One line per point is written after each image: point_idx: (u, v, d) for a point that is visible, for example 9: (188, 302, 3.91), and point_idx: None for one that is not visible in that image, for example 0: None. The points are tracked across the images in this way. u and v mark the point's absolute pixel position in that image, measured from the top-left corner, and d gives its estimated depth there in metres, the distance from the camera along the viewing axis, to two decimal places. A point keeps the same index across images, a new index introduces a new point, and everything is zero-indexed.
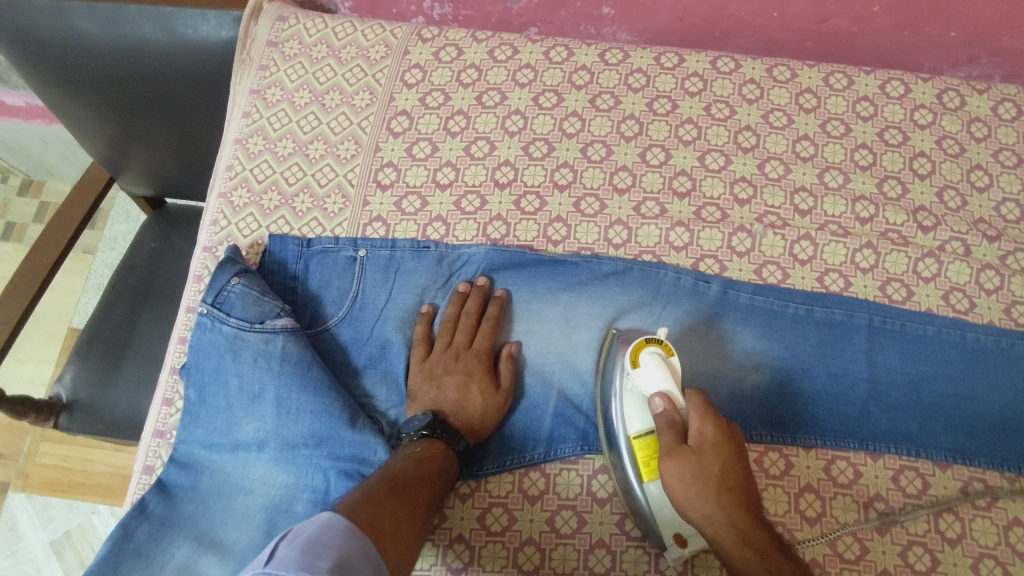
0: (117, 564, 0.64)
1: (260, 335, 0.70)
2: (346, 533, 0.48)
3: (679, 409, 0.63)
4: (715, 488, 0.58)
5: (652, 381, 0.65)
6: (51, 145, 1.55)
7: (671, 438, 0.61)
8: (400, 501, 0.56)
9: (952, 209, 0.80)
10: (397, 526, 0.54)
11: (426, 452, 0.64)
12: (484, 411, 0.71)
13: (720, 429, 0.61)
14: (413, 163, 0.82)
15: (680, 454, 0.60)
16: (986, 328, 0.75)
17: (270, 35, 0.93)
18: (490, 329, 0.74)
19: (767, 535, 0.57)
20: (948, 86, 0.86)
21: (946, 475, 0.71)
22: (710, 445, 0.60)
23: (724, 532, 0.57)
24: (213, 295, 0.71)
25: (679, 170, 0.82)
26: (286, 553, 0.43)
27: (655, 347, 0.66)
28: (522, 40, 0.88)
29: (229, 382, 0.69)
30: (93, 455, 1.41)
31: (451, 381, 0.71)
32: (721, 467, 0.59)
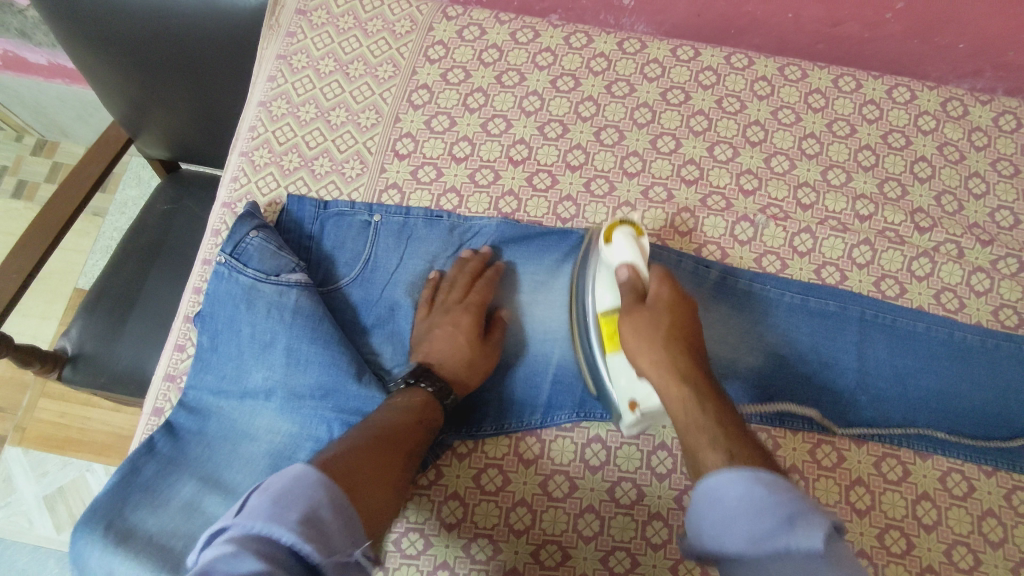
0: (125, 497, 0.65)
1: (275, 288, 0.72)
2: (321, 484, 0.48)
3: (641, 277, 0.67)
4: (663, 338, 0.61)
5: (619, 254, 0.68)
6: (69, 105, 1.57)
7: (632, 297, 0.65)
8: (381, 447, 0.58)
9: (949, 213, 0.83)
10: (376, 470, 0.55)
11: (407, 403, 0.66)
12: (471, 360, 0.73)
13: (675, 292, 0.65)
14: (431, 135, 0.85)
15: (637, 309, 0.64)
16: (973, 328, 0.78)
17: (300, 4, 1.00)
18: (483, 286, 0.76)
19: (709, 387, 0.58)
20: (953, 95, 0.89)
21: (926, 463, 0.73)
22: (664, 302, 0.64)
23: (667, 375, 0.59)
24: (232, 245, 0.73)
25: (688, 159, 0.84)
26: (258, 503, 0.45)
27: (627, 226, 0.70)
28: (543, 25, 0.91)
29: (242, 332, 0.72)
30: (90, 412, 1.43)
31: (442, 333, 0.74)
32: (671, 319, 0.62)
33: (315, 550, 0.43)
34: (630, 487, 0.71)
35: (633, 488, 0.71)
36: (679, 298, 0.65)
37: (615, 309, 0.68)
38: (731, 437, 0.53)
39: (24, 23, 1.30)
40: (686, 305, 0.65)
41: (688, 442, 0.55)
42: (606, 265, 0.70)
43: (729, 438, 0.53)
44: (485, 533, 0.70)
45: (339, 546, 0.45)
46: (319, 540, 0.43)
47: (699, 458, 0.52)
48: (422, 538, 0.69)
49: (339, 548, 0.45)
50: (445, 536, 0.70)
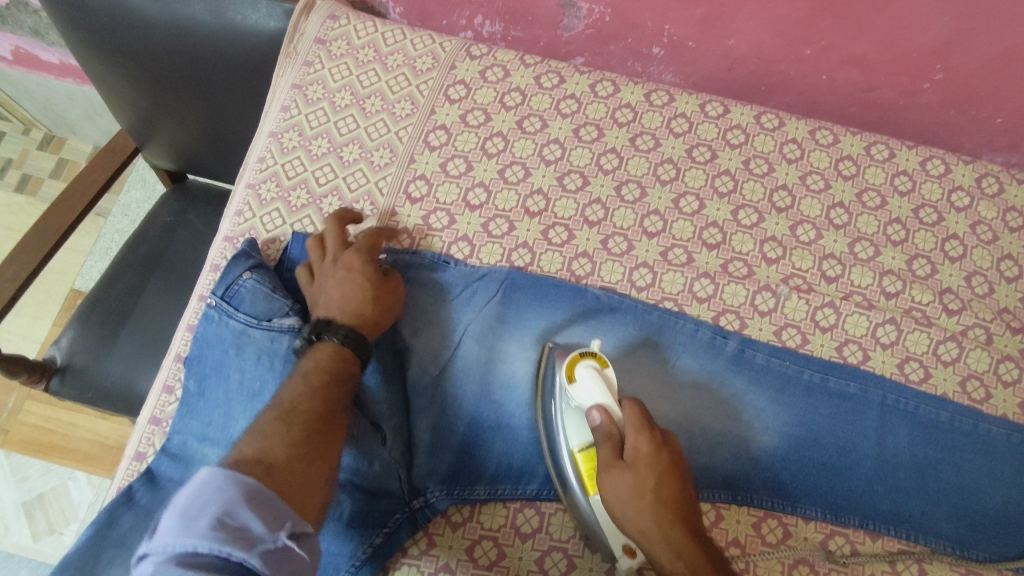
0: (96, 554, 0.61)
1: (266, 333, 0.70)
2: (229, 478, 0.44)
3: (614, 420, 0.63)
4: (649, 501, 0.57)
5: (588, 394, 0.64)
6: (78, 104, 1.54)
7: (609, 451, 0.61)
8: (291, 431, 0.53)
9: (979, 295, 0.80)
10: (291, 463, 0.50)
11: (312, 364, 0.60)
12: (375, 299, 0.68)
13: (656, 444, 0.60)
14: (446, 179, 0.82)
15: (616, 471, 0.59)
16: (1000, 421, 0.73)
17: (319, 32, 0.92)
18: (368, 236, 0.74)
19: (701, 549, 0.57)
20: (989, 171, 0.85)
21: (943, 564, 0.69)
22: (645, 460, 0.59)
23: (659, 549, 0.57)
24: (223, 288, 0.71)
25: (711, 221, 0.81)
26: (164, 524, 0.42)
27: (589, 358, 0.67)
28: (569, 70, 0.89)
29: (230, 378, 0.69)
30: (77, 420, 1.40)
31: (333, 279, 0.69)
32: (655, 482, 0.58)
33: (236, 550, 0.41)
34: (630, 570, 0.67)
35: (634, 571, 0.67)
36: (661, 446, 0.60)
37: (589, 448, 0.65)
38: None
39: (39, 22, 1.28)
40: (669, 452, 0.61)
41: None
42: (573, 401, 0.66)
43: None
44: None
45: (264, 534, 0.43)
46: (238, 540, 0.41)
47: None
48: None
49: (264, 535, 0.42)
50: None
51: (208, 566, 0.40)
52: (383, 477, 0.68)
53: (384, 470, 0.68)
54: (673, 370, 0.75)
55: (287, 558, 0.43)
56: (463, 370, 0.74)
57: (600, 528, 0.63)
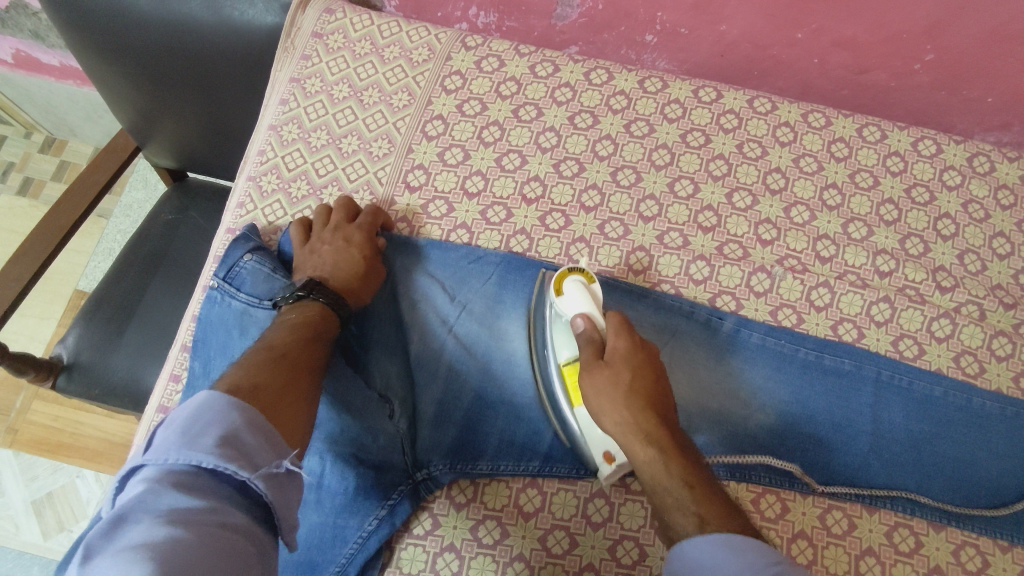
0: None
1: (267, 312, 0.71)
2: (231, 402, 0.46)
3: (597, 327, 0.66)
4: (624, 394, 0.60)
5: (572, 303, 0.67)
6: (78, 105, 1.56)
7: (590, 351, 0.64)
8: (281, 369, 0.55)
9: (971, 272, 0.81)
10: (279, 394, 0.52)
11: (299, 318, 0.64)
12: (365, 276, 0.72)
13: (633, 343, 0.64)
14: (444, 168, 0.83)
15: (596, 367, 0.63)
16: (992, 394, 0.75)
17: (316, 27, 0.93)
18: (371, 212, 0.77)
19: (673, 437, 0.59)
20: (980, 150, 0.87)
21: (940, 536, 0.70)
22: (622, 356, 0.62)
23: (630, 434, 0.59)
24: (225, 269, 0.72)
25: (706, 205, 0.82)
26: (166, 438, 0.43)
27: (576, 274, 0.69)
28: (564, 59, 0.90)
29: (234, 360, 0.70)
30: (84, 418, 1.41)
31: (330, 248, 0.72)
32: (630, 376, 0.61)
33: (241, 469, 0.43)
34: (632, 547, 0.68)
35: (635, 548, 0.68)
36: (638, 349, 0.64)
37: (574, 360, 0.68)
38: (698, 498, 0.54)
39: (38, 24, 1.29)
40: (647, 355, 0.64)
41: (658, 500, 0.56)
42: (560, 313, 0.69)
43: (699, 493, 0.55)
44: None
45: (264, 459, 0.45)
46: (241, 459, 0.43)
47: (671, 519, 0.55)
48: None
49: (264, 458, 0.45)
50: None
51: (210, 482, 0.42)
52: (387, 453, 0.69)
53: (388, 446, 0.70)
54: (669, 352, 0.76)
55: (283, 482, 0.46)
56: (460, 351, 0.75)
57: (585, 434, 0.67)
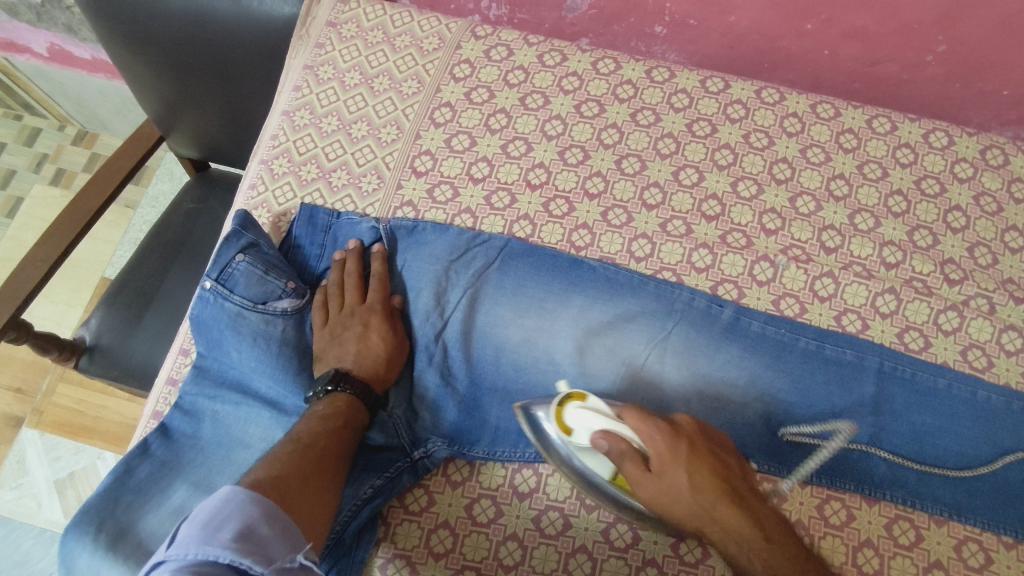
0: (116, 498, 0.65)
1: (261, 316, 0.71)
2: (248, 500, 0.47)
3: (630, 442, 0.60)
4: (690, 496, 0.57)
5: (586, 424, 0.62)
6: (108, 99, 1.61)
7: (633, 466, 0.59)
8: (305, 460, 0.57)
9: (982, 266, 0.79)
10: (303, 483, 0.54)
11: (328, 410, 0.65)
12: (387, 357, 0.71)
13: (676, 442, 0.59)
14: (450, 154, 0.84)
15: (659, 493, 0.58)
16: (999, 388, 0.73)
17: (330, 16, 0.96)
18: (381, 283, 0.75)
19: (759, 527, 0.55)
20: (994, 143, 0.85)
21: (941, 530, 0.69)
22: (675, 470, 0.58)
23: (732, 552, 0.56)
24: (218, 270, 0.72)
25: (710, 193, 0.82)
26: (183, 533, 0.43)
27: (569, 403, 0.64)
28: (572, 49, 0.91)
29: (230, 354, 0.71)
30: (106, 401, 1.45)
31: (349, 334, 0.71)
32: (693, 487, 0.57)
33: (257, 562, 0.43)
34: (625, 530, 0.68)
35: (629, 531, 0.68)
36: (678, 440, 0.59)
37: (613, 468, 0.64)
38: None
39: (71, 18, 1.33)
40: (685, 436, 0.59)
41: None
42: (576, 446, 0.64)
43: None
44: (473, 566, 0.67)
45: (279, 552, 0.45)
46: (258, 552, 0.43)
47: None
48: (408, 566, 0.67)
49: (279, 553, 0.45)
50: (432, 565, 0.67)
51: None
52: (384, 438, 0.72)
53: (383, 433, 0.72)
54: (668, 337, 0.76)
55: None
56: (458, 336, 0.75)
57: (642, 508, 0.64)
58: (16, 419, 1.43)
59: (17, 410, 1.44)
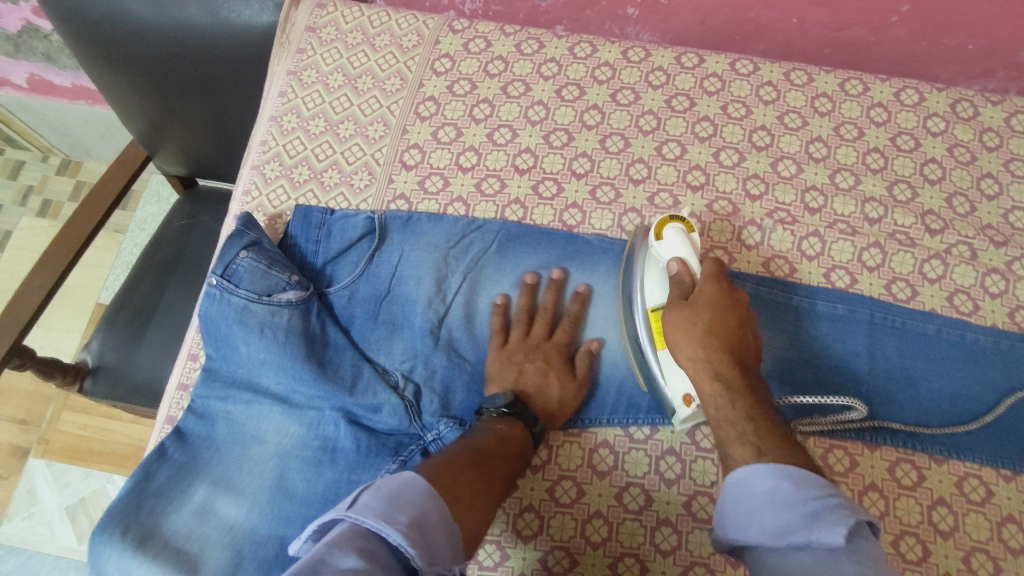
0: (139, 503, 0.67)
1: (267, 308, 0.71)
2: (428, 491, 0.49)
3: (691, 273, 0.67)
4: (702, 334, 0.62)
5: (671, 249, 0.68)
6: (91, 125, 1.61)
7: (675, 297, 0.66)
8: (480, 473, 0.57)
9: (961, 215, 0.82)
10: (475, 494, 0.55)
11: (508, 432, 0.65)
12: (561, 400, 0.71)
13: (721, 290, 0.64)
14: (438, 146, 0.86)
15: (677, 307, 0.65)
16: (986, 329, 0.76)
17: (309, 21, 0.97)
18: (547, 319, 0.76)
19: (745, 381, 0.59)
20: (963, 96, 0.88)
21: (942, 468, 0.71)
22: (706, 299, 0.63)
23: (699, 370, 0.61)
24: (223, 267, 0.73)
25: (694, 164, 0.84)
26: (368, 501, 0.46)
27: (678, 223, 0.70)
28: (549, 36, 0.92)
29: (239, 349, 0.72)
30: (111, 425, 1.45)
31: (533, 368, 0.72)
32: (709, 319, 0.62)
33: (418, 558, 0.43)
34: (638, 493, 0.70)
35: (642, 494, 0.70)
36: (726, 297, 0.64)
37: (660, 305, 0.69)
38: (760, 431, 0.55)
39: (49, 46, 1.34)
40: (733, 301, 0.64)
41: (720, 436, 0.57)
42: (655, 260, 0.70)
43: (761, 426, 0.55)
44: (493, 539, 0.69)
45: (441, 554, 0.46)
46: (423, 549, 0.44)
47: (730, 453, 0.55)
48: None
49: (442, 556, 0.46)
50: None
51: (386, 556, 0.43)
52: (396, 423, 0.71)
53: (396, 418, 0.71)
54: None
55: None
56: (462, 320, 0.77)
57: (665, 377, 0.68)
58: (21, 449, 1.43)
59: (22, 440, 1.44)
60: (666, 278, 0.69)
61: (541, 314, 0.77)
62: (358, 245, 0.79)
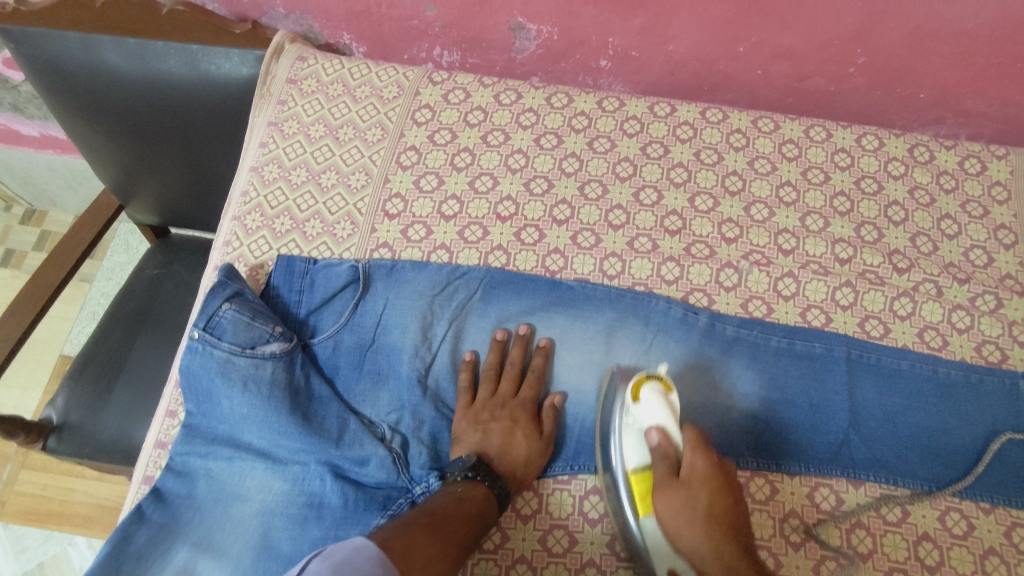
0: (117, 566, 0.64)
1: (250, 360, 0.70)
2: (377, 559, 0.49)
3: (673, 444, 0.66)
4: (702, 521, 0.61)
5: (651, 415, 0.67)
6: (58, 174, 1.58)
7: (665, 469, 0.65)
8: (435, 538, 0.57)
9: (924, 253, 0.85)
10: (427, 559, 0.54)
11: (467, 493, 0.65)
12: (527, 459, 0.71)
13: (711, 464, 0.64)
14: (420, 194, 0.87)
15: (673, 491, 0.63)
16: (957, 364, 0.79)
17: (290, 73, 0.96)
18: (513, 375, 0.76)
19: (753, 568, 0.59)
20: (919, 141, 0.93)
21: (924, 503, 0.72)
22: (700, 477, 0.63)
23: (712, 565, 0.60)
24: (205, 319, 0.71)
25: (670, 210, 0.87)
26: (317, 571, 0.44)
27: (655, 381, 0.68)
28: (526, 87, 0.95)
29: (221, 404, 0.70)
30: (74, 483, 1.39)
31: (497, 426, 0.72)
32: (709, 501, 0.62)
33: None
34: None
35: None
36: (716, 470, 0.64)
37: (643, 469, 0.66)
38: None
39: (17, 97, 1.32)
40: (723, 475, 0.65)
41: None
42: (633, 425, 0.68)
43: None
44: None
45: None
46: None
47: None
48: None
49: None
50: None
51: None
52: (384, 475, 0.70)
53: (383, 470, 0.70)
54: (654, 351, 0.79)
55: None
56: (448, 369, 0.77)
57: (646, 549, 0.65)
58: None
59: None
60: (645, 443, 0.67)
61: (509, 369, 0.77)
62: (341, 294, 0.78)
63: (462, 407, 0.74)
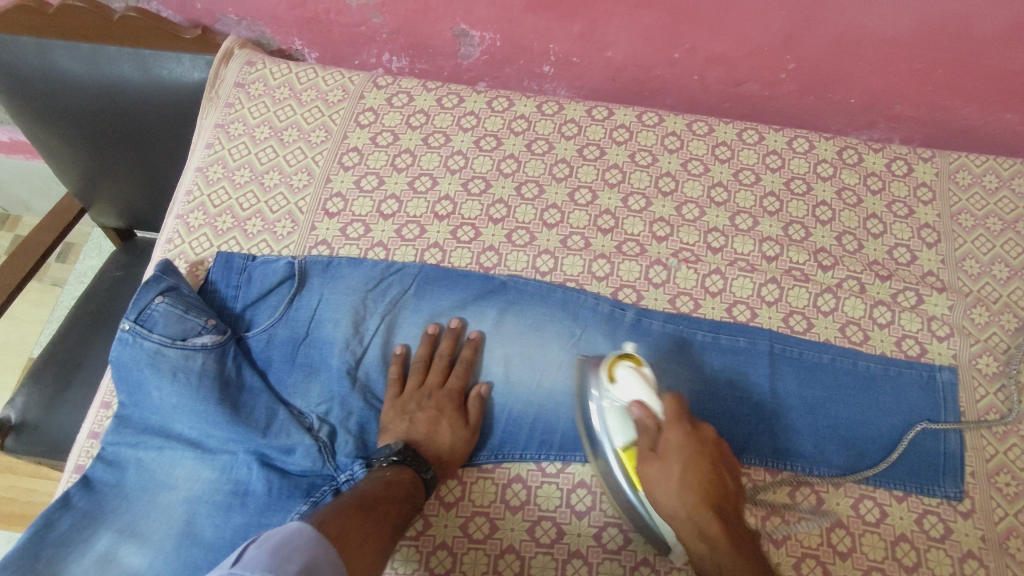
0: (37, 551, 0.66)
1: (180, 351, 0.72)
2: (313, 537, 0.49)
3: (653, 415, 0.66)
4: (677, 488, 0.63)
5: (628, 392, 0.67)
6: (28, 179, 1.60)
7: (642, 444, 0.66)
8: (369, 517, 0.58)
9: (849, 251, 0.88)
10: (363, 537, 0.56)
11: (395, 476, 0.66)
12: (452, 446, 0.73)
13: (687, 432, 0.64)
14: (360, 194, 0.89)
15: (651, 460, 0.65)
16: (876, 357, 0.81)
17: (238, 76, 0.98)
18: (443, 366, 0.78)
19: (719, 515, 0.61)
20: (848, 144, 0.96)
21: (839, 491, 0.75)
22: (674, 448, 0.64)
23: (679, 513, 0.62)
24: (137, 312, 0.73)
25: (603, 209, 0.89)
26: (255, 554, 0.45)
27: (627, 360, 0.69)
28: (468, 91, 0.98)
29: (152, 394, 0.72)
30: (36, 485, 1.40)
31: (424, 415, 0.74)
32: (683, 472, 0.63)
33: None
34: (550, 527, 0.71)
35: (553, 527, 0.71)
36: (693, 439, 0.65)
37: (627, 448, 0.68)
38: None
39: None
40: (703, 440, 0.65)
41: None
42: (611, 400, 0.69)
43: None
44: None
45: None
46: None
47: None
48: None
49: None
50: None
51: None
52: (309, 464, 0.71)
53: (309, 458, 0.71)
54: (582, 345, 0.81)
55: None
56: (378, 362, 0.79)
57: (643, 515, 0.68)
58: None
59: None
60: (625, 419, 0.68)
61: (436, 361, 0.78)
62: (277, 289, 0.80)
63: (389, 398, 0.76)
